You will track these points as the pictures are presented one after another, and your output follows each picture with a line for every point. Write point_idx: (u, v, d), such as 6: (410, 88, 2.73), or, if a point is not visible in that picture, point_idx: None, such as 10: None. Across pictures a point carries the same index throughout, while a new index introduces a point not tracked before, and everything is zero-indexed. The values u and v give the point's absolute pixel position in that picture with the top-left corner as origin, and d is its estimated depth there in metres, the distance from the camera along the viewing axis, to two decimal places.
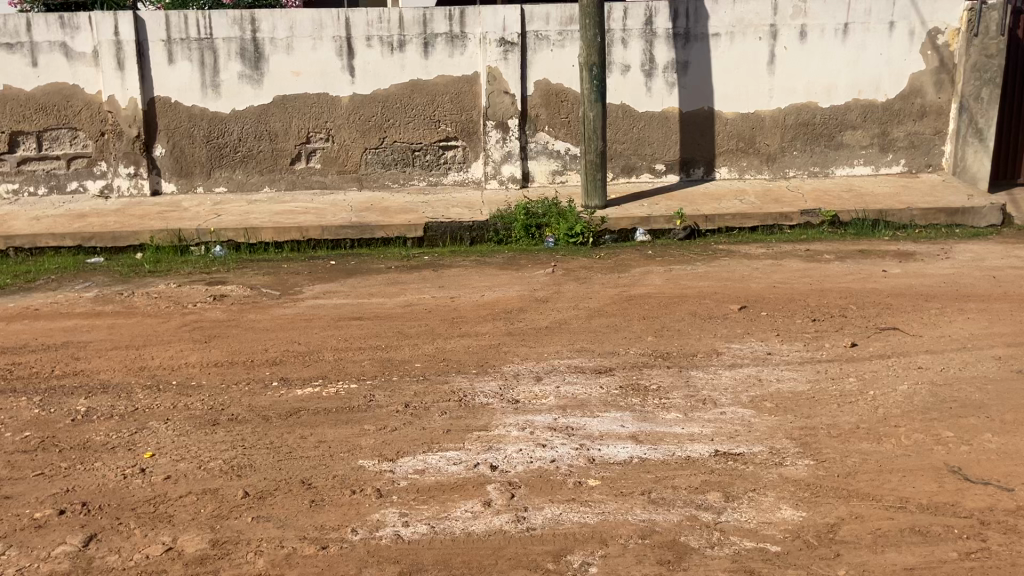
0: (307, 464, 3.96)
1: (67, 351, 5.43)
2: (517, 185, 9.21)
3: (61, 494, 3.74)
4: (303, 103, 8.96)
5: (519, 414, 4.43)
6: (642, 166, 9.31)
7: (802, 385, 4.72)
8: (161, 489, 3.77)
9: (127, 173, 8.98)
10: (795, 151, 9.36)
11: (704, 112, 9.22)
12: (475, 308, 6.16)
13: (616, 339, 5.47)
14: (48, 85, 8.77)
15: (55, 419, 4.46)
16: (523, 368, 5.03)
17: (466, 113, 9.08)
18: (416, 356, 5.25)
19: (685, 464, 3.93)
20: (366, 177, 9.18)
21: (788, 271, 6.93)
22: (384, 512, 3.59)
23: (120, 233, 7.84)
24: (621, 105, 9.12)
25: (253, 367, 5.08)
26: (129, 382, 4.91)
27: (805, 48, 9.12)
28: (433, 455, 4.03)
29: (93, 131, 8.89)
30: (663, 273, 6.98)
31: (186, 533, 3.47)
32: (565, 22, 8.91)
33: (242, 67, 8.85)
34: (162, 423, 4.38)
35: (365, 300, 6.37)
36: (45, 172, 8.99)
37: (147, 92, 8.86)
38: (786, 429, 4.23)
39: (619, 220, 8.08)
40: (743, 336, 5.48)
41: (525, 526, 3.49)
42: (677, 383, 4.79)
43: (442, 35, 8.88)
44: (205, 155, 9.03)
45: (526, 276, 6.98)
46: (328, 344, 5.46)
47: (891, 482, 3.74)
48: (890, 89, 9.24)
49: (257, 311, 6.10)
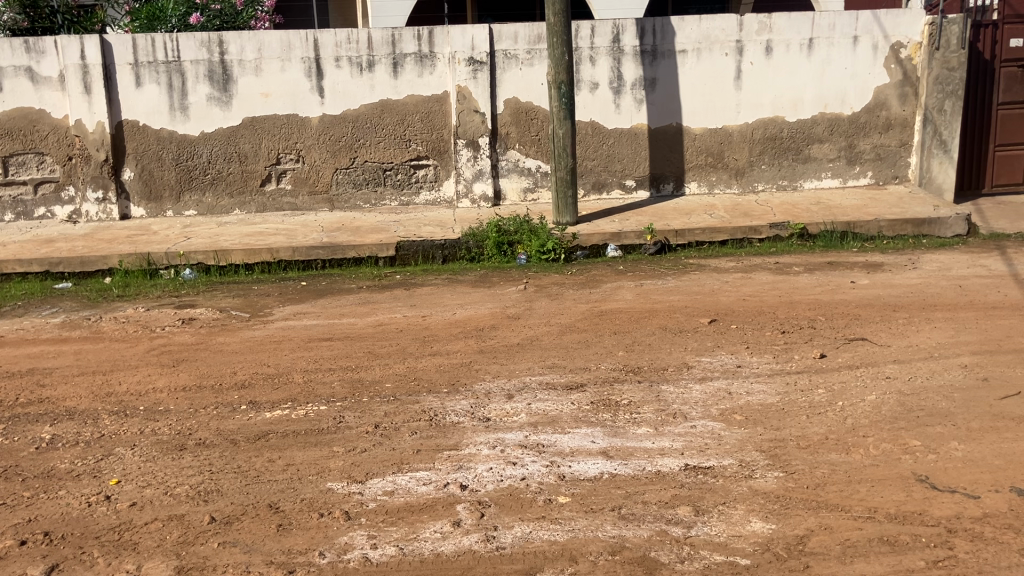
0: (275, 488, 3.93)
1: (32, 378, 5.36)
2: (489, 204, 9.23)
3: (23, 524, 3.68)
4: (273, 124, 8.94)
5: (489, 433, 4.41)
6: (612, 182, 9.35)
7: (772, 398, 4.75)
8: (127, 516, 3.72)
9: (95, 198, 8.90)
10: (763, 165, 9.44)
11: (673, 128, 9.29)
12: (447, 327, 6.15)
13: (587, 355, 5.47)
14: (14, 109, 8.69)
15: (19, 448, 4.39)
16: (494, 387, 5.02)
17: (436, 132, 9.10)
18: (387, 376, 5.23)
19: (655, 479, 3.93)
20: (337, 197, 9.16)
21: (757, 284, 6.97)
22: (352, 534, 3.56)
23: (88, 257, 7.77)
24: (591, 122, 9.16)
25: (221, 391, 5.03)
26: (95, 409, 4.85)
27: (771, 64, 9.22)
28: (403, 475, 4.00)
29: (61, 156, 8.82)
30: (634, 287, 7.01)
31: (151, 560, 3.42)
32: (534, 41, 8.97)
33: (210, 90, 8.81)
34: (129, 449, 4.33)
35: (336, 321, 6.35)
36: (12, 198, 8.91)
37: (115, 116, 8.81)
38: (756, 441, 4.25)
39: (591, 237, 8.10)
40: (713, 349, 5.51)
41: (494, 546, 3.47)
42: (648, 397, 4.80)
43: (411, 55, 8.90)
44: (174, 178, 8.97)
45: (498, 293, 6.99)
46: (299, 365, 5.42)
47: (860, 492, 3.76)
48: (856, 102, 9.36)
49: (227, 335, 6.06)
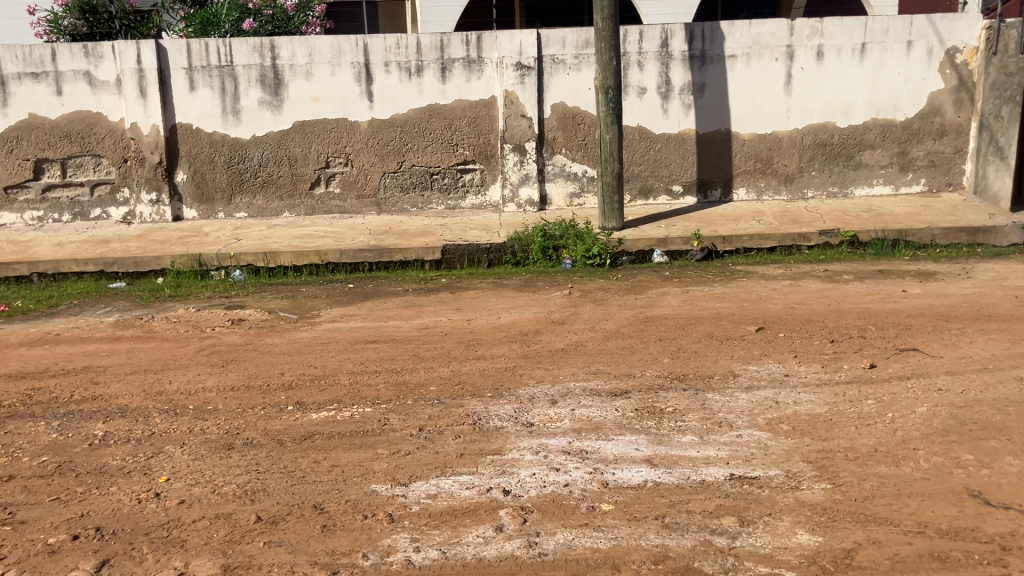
0: (320, 489, 3.97)
1: (87, 375, 5.48)
2: (535, 208, 9.25)
3: (76, 519, 3.77)
4: (322, 128, 9.05)
5: (533, 438, 4.41)
6: (660, 188, 9.29)
7: (820, 408, 4.67)
8: (176, 514, 3.78)
9: (150, 199, 9.08)
10: (813, 171, 9.32)
11: (721, 133, 9.20)
12: (492, 331, 6.16)
13: (632, 361, 5.45)
14: (72, 113, 8.89)
15: (72, 444, 4.49)
16: (538, 392, 5.01)
17: (483, 136, 9.12)
18: (432, 379, 5.25)
19: (700, 488, 3.90)
20: (385, 201, 9.24)
21: (806, 292, 6.88)
22: (395, 537, 3.58)
23: (141, 258, 7.92)
24: (638, 128, 9.12)
25: (269, 392, 5.10)
26: (147, 407, 4.94)
27: (823, 68, 9.10)
28: (446, 479, 4.02)
29: (116, 158, 9.00)
30: (680, 294, 6.96)
31: (199, 558, 3.47)
32: (582, 46, 8.97)
33: (262, 94, 8.94)
34: (178, 448, 4.40)
35: (382, 323, 6.40)
36: (69, 200, 9.10)
37: (169, 119, 8.97)
38: (803, 452, 4.19)
39: (637, 242, 8.07)
40: (760, 357, 5.45)
41: (537, 552, 3.47)
42: (693, 405, 4.76)
43: (459, 60, 8.94)
44: (226, 180, 9.12)
45: (542, 298, 6.99)
46: (345, 367, 5.48)
47: (910, 506, 3.69)
48: (909, 108, 9.20)
49: (275, 336, 6.14)
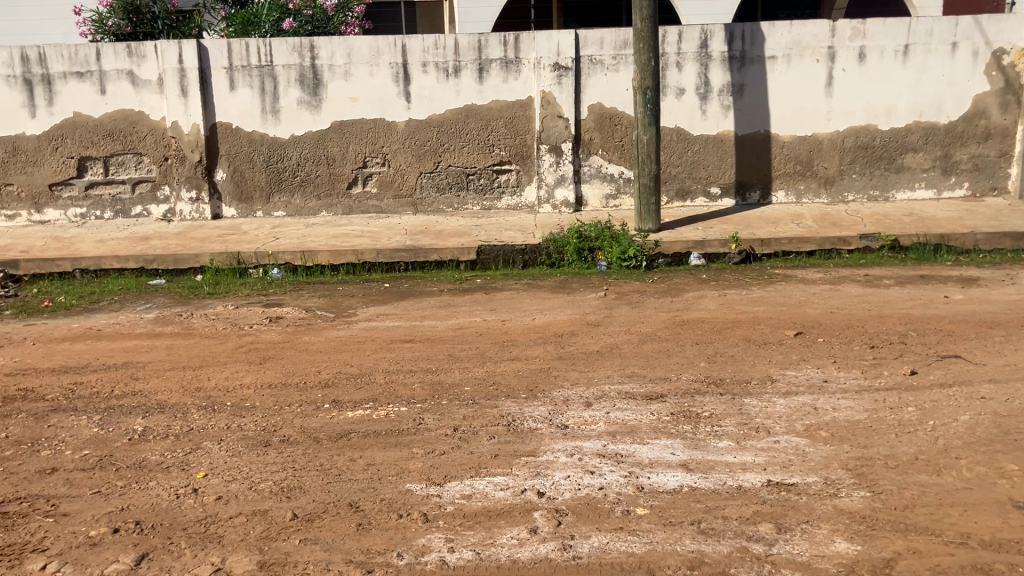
0: (355, 487, 3.99)
1: (127, 371, 5.56)
2: (570, 209, 9.23)
3: (116, 513, 3.82)
4: (360, 128, 9.10)
5: (568, 440, 4.40)
6: (697, 190, 9.22)
7: (859, 415, 4.61)
8: (213, 509, 3.82)
9: (189, 198, 9.18)
10: (854, 174, 9.20)
11: (761, 135, 9.12)
12: (527, 332, 6.16)
13: (668, 365, 5.41)
14: (115, 111, 9.02)
15: (112, 438, 4.56)
16: (573, 394, 4.99)
17: (520, 137, 9.12)
18: (466, 379, 5.26)
19: (736, 494, 3.86)
20: (421, 201, 9.27)
21: (845, 297, 6.79)
22: (430, 536, 3.59)
23: (181, 255, 8.01)
24: (676, 129, 9.06)
25: (305, 389, 5.13)
26: (185, 403, 5.00)
27: (865, 70, 8.98)
28: (481, 480, 4.02)
29: (158, 157, 9.12)
30: (717, 297, 6.91)
31: (235, 554, 3.50)
32: (620, 46, 8.94)
33: (301, 94, 9.01)
34: (216, 444, 4.44)
35: (418, 323, 6.42)
36: (111, 197, 9.24)
37: (209, 118, 9.07)
38: (842, 459, 4.14)
39: (674, 244, 8.02)
40: (799, 362, 5.39)
41: (571, 555, 3.45)
42: (730, 410, 4.71)
43: (496, 61, 8.94)
44: (265, 179, 9.20)
45: (578, 299, 6.97)
46: (380, 366, 5.50)
47: (951, 516, 3.62)
48: (953, 111, 9.05)
49: (312, 334, 6.19)
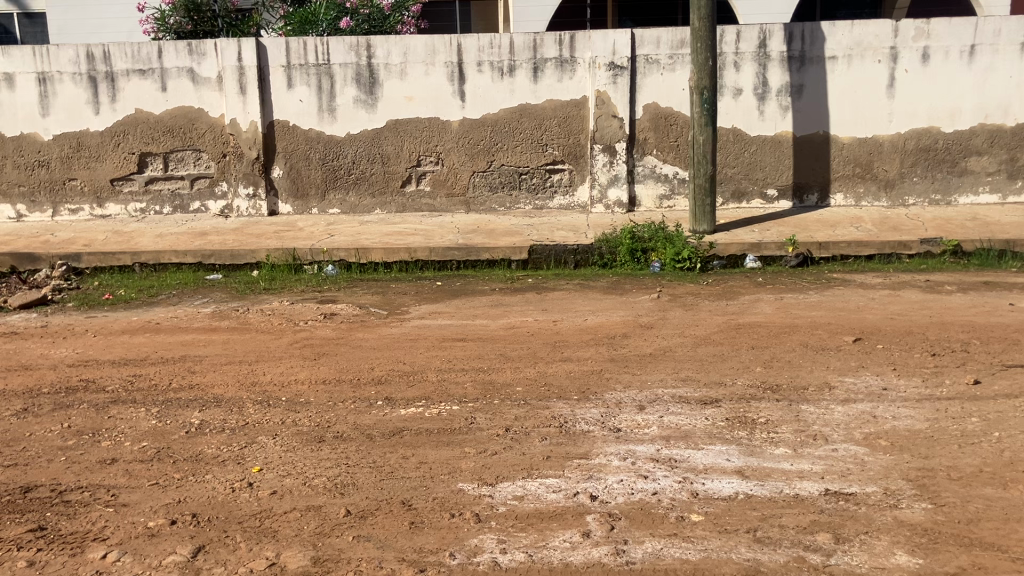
0: (408, 485, 3.99)
1: (185, 364, 5.64)
2: (623, 210, 9.18)
3: (174, 505, 3.88)
4: (415, 127, 9.14)
5: (620, 444, 4.36)
6: (753, 191, 9.09)
7: (920, 424, 4.50)
8: (268, 504, 3.86)
9: (247, 194, 9.31)
10: (915, 177, 8.99)
11: (819, 137, 8.96)
12: (579, 333, 6.12)
13: (723, 369, 5.34)
14: (176, 108, 9.17)
15: (170, 431, 4.63)
16: (626, 397, 4.95)
17: (574, 136, 9.08)
18: (518, 379, 5.24)
19: (793, 502, 3.79)
20: (473, 200, 9.28)
21: (906, 302, 6.64)
22: (482, 537, 3.58)
23: (238, 250, 8.12)
24: (733, 130, 8.95)
25: (359, 386, 5.16)
26: (241, 397, 5.06)
27: (928, 71, 8.78)
28: (533, 481, 4.00)
29: (216, 153, 9.26)
30: (774, 301, 6.80)
31: (290, 549, 3.53)
32: (677, 46, 8.85)
33: (357, 92, 9.08)
34: (271, 439, 4.49)
35: (470, 322, 6.42)
36: (170, 192, 9.40)
37: (267, 116, 9.18)
38: (902, 469, 4.04)
39: (729, 246, 7.92)
40: (857, 369, 5.28)
41: (625, 560, 3.42)
42: (787, 417, 4.63)
43: (552, 60, 8.92)
44: (321, 177, 9.29)
45: (630, 301, 6.91)
46: (433, 364, 5.51)
47: (1018, 532, 3.51)
48: (1020, 113, 8.82)
49: (365, 331, 6.22)
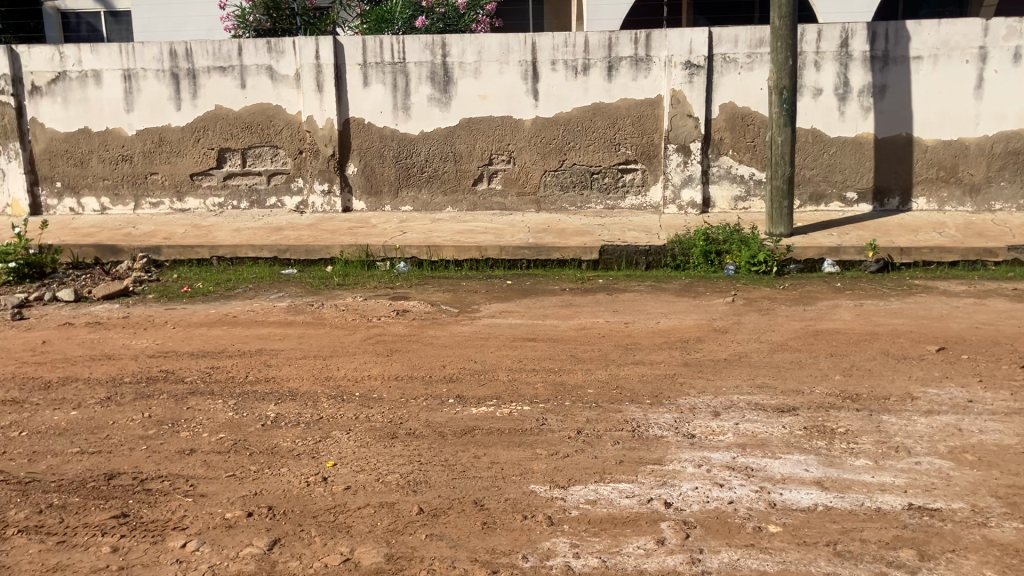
0: (480, 484, 3.99)
1: (261, 357, 5.74)
2: (697, 211, 9.06)
3: (251, 497, 3.94)
4: (488, 125, 9.15)
5: (694, 450, 4.29)
6: (832, 194, 8.89)
7: (1009, 439, 4.33)
8: (342, 499, 3.89)
9: (321, 190, 9.44)
10: (1003, 182, 8.68)
11: (902, 139, 8.71)
12: (652, 335, 6.05)
13: (800, 376, 5.21)
14: (254, 105, 9.34)
15: (247, 423, 4.71)
16: (700, 402, 4.87)
17: (647, 136, 8.99)
18: (590, 381, 5.20)
19: (875, 516, 3.68)
20: (545, 199, 9.25)
21: (993, 311, 6.41)
22: (554, 540, 3.56)
23: (312, 246, 8.23)
24: (811, 131, 8.75)
25: (431, 383, 5.18)
26: (315, 392, 5.12)
27: (1019, 71, 8.47)
28: (606, 486, 3.96)
29: (293, 150, 9.40)
30: (853, 307, 6.63)
31: (363, 545, 3.55)
32: (755, 45, 8.69)
33: (432, 90, 9.13)
34: (345, 434, 4.53)
35: (541, 322, 6.40)
36: (248, 188, 9.57)
37: (343, 113, 9.29)
38: (990, 485, 3.89)
39: (806, 250, 7.75)
40: (941, 380, 5.11)
41: (700, 569, 3.36)
42: (868, 427, 4.50)
43: (627, 59, 8.84)
44: (394, 174, 9.36)
45: (704, 304, 6.81)
46: (504, 363, 5.51)
47: None
48: None
49: (437, 328, 6.25)
